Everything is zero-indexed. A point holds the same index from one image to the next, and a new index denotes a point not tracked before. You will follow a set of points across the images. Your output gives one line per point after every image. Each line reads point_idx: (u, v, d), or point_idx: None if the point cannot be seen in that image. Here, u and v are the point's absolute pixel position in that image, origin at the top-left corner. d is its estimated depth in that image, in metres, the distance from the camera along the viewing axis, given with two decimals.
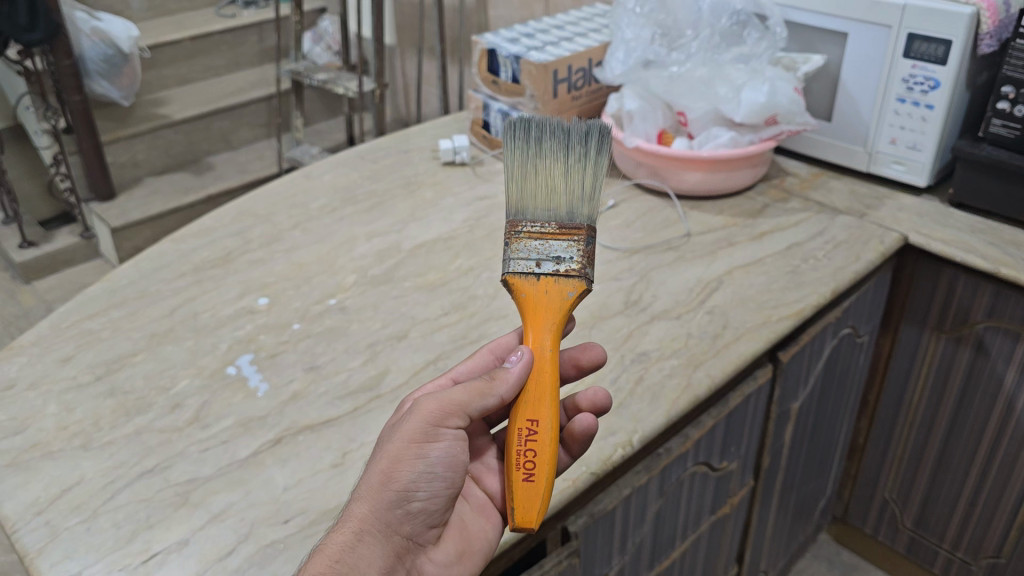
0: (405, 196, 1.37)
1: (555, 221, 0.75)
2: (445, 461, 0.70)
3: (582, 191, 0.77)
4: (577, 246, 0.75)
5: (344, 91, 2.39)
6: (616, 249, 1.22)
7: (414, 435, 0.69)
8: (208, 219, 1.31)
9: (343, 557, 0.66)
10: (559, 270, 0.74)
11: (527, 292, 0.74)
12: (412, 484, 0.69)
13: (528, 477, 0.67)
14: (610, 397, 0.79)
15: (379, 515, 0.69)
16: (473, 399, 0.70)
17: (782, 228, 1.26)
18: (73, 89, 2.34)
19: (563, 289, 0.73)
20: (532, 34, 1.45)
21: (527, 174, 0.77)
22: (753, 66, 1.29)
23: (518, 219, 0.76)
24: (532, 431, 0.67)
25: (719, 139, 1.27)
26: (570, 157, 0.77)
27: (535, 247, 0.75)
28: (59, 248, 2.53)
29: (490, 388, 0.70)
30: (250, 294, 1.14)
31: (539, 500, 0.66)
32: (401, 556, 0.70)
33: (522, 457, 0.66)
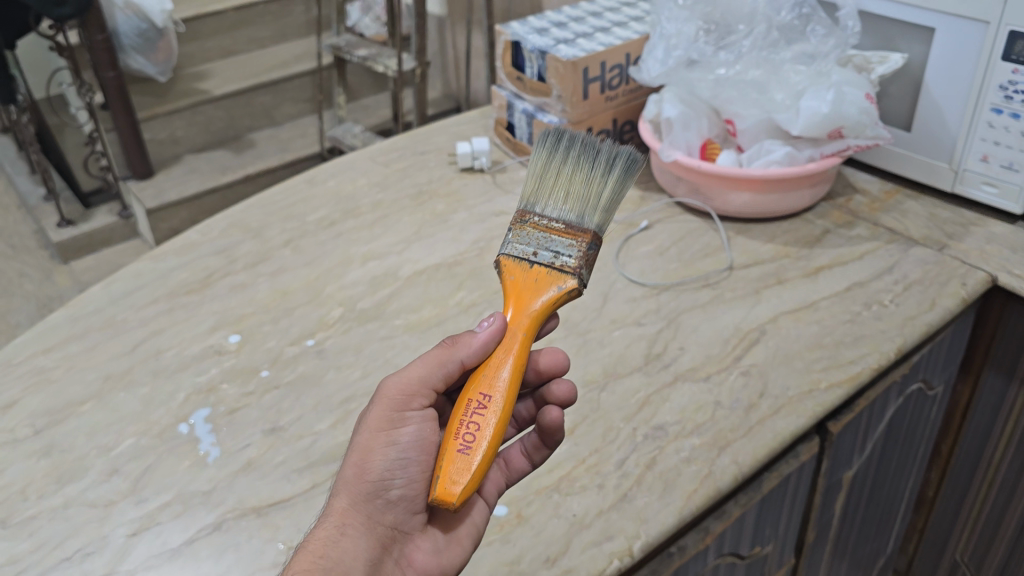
0: (414, 210, 1.21)
1: (563, 219, 0.71)
2: (417, 445, 0.66)
3: (599, 202, 0.73)
4: (577, 247, 0.70)
5: (384, 69, 2.23)
6: (644, 284, 1.05)
7: (380, 422, 0.66)
8: (195, 232, 1.19)
9: (327, 552, 0.62)
10: (554, 263, 0.69)
11: (514, 276, 0.69)
12: (387, 472, 0.65)
13: (464, 447, 0.59)
14: (575, 393, 0.74)
15: (359, 508, 0.65)
16: (432, 373, 0.67)
17: (843, 262, 1.07)
18: (107, 65, 2.24)
19: (551, 280, 0.69)
20: (565, 23, 1.27)
21: (548, 179, 0.74)
22: (818, 68, 1.08)
23: (529, 209, 0.73)
24: (482, 403, 0.61)
25: (773, 154, 1.09)
26: (595, 171, 0.74)
27: (537, 237, 0.71)
28: (97, 228, 2.45)
29: (449, 357, 0.67)
30: (222, 328, 1.02)
31: (469, 473, 0.58)
32: (389, 547, 0.66)
33: (464, 424, 0.60)
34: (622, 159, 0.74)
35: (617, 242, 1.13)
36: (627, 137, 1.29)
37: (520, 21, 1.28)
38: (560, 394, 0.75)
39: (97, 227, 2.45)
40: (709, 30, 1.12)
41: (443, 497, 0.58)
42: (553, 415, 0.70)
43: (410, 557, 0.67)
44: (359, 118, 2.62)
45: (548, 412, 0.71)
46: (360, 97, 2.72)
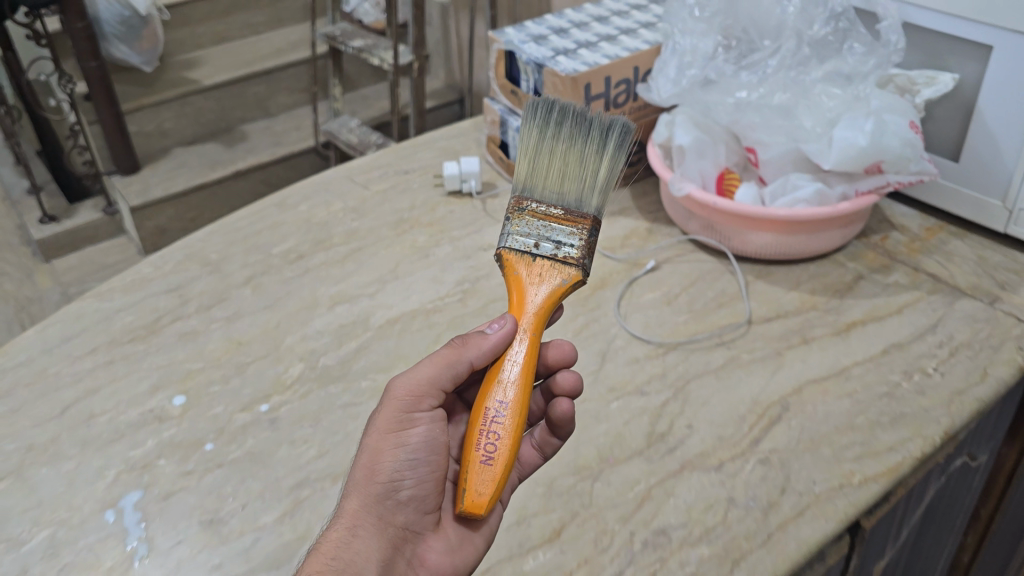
0: (393, 242, 1.08)
1: (561, 206, 0.66)
2: (427, 445, 0.62)
3: (598, 181, 0.66)
4: (580, 236, 0.65)
5: (380, 62, 2.07)
6: (648, 341, 0.91)
7: (389, 423, 0.62)
8: (147, 266, 1.05)
9: (338, 554, 0.58)
10: (557, 254, 0.63)
11: (519, 269, 0.64)
12: (396, 473, 0.61)
13: (487, 459, 0.56)
14: (577, 386, 0.69)
15: (370, 510, 0.61)
16: (442, 372, 0.63)
17: (878, 317, 0.94)
18: (88, 54, 2.07)
19: (558, 272, 0.63)
20: (566, 30, 1.12)
21: (541, 160, 0.67)
22: (856, 91, 0.94)
23: (524, 197, 0.67)
24: (501, 410, 0.57)
25: (802, 190, 0.94)
26: (589, 146, 0.67)
27: (536, 226, 0.65)
28: (80, 225, 2.31)
29: (458, 359, 0.63)
30: (166, 388, 0.89)
31: (494, 482, 0.56)
32: (403, 549, 0.61)
33: (485, 434, 0.56)
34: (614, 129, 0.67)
35: (620, 286, 0.99)
36: (634, 159, 1.15)
37: (516, 27, 1.14)
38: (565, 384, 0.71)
39: (80, 224, 2.31)
40: (729, 46, 0.99)
41: (471, 507, 0.56)
42: (564, 408, 0.68)
43: (425, 559, 0.62)
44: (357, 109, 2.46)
45: (560, 404, 0.68)
46: (359, 86, 2.56)
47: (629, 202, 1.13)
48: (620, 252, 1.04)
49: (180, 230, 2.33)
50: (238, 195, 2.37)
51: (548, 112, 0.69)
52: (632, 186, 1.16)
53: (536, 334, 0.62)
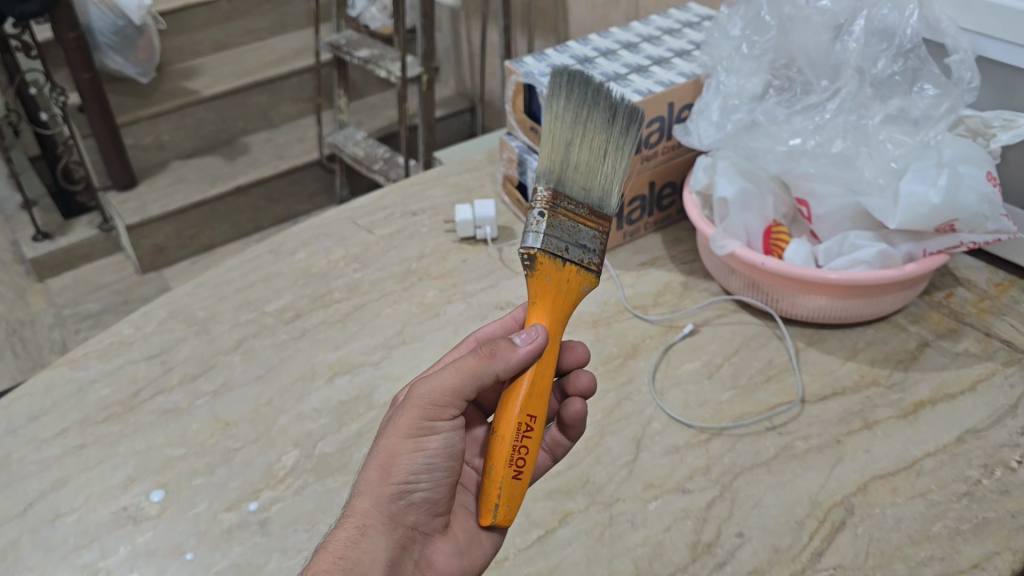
0: (399, 299, 0.97)
1: (586, 203, 0.62)
2: (445, 453, 0.60)
3: (615, 181, 0.63)
4: (600, 240, 0.61)
5: (386, 75, 1.94)
6: (688, 426, 0.80)
7: (407, 426, 0.59)
8: (126, 327, 0.95)
9: (347, 553, 0.56)
10: (584, 261, 0.60)
11: (550, 275, 0.59)
12: (412, 475, 0.59)
13: (517, 474, 0.57)
14: (594, 384, 0.70)
15: (381, 510, 0.59)
16: (467, 384, 0.59)
17: (948, 394, 0.82)
18: (81, 65, 1.94)
19: (583, 278, 0.60)
20: (592, 59, 1.01)
21: (573, 148, 0.62)
22: (927, 137, 0.82)
23: (556, 188, 0.60)
24: (530, 427, 0.57)
25: (862, 250, 0.83)
26: (612, 142, 0.64)
27: (566, 228, 0.60)
28: (75, 243, 2.19)
29: (484, 371, 0.58)
30: (142, 480, 0.78)
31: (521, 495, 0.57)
32: (409, 549, 0.60)
33: (516, 454, 0.56)
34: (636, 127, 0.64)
35: (654, 355, 0.88)
36: (666, 203, 1.04)
37: (535, 57, 1.02)
38: (580, 385, 0.71)
39: (75, 242, 2.18)
40: (782, 88, 0.90)
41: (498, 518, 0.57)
42: (577, 408, 0.68)
43: (430, 558, 0.62)
44: (363, 119, 2.34)
45: (572, 405, 0.69)
46: (365, 95, 2.45)
47: (661, 250, 1.02)
48: (653, 313, 0.93)
49: (179, 247, 2.22)
50: (240, 210, 2.26)
51: (580, 94, 0.63)
52: (664, 231, 1.05)
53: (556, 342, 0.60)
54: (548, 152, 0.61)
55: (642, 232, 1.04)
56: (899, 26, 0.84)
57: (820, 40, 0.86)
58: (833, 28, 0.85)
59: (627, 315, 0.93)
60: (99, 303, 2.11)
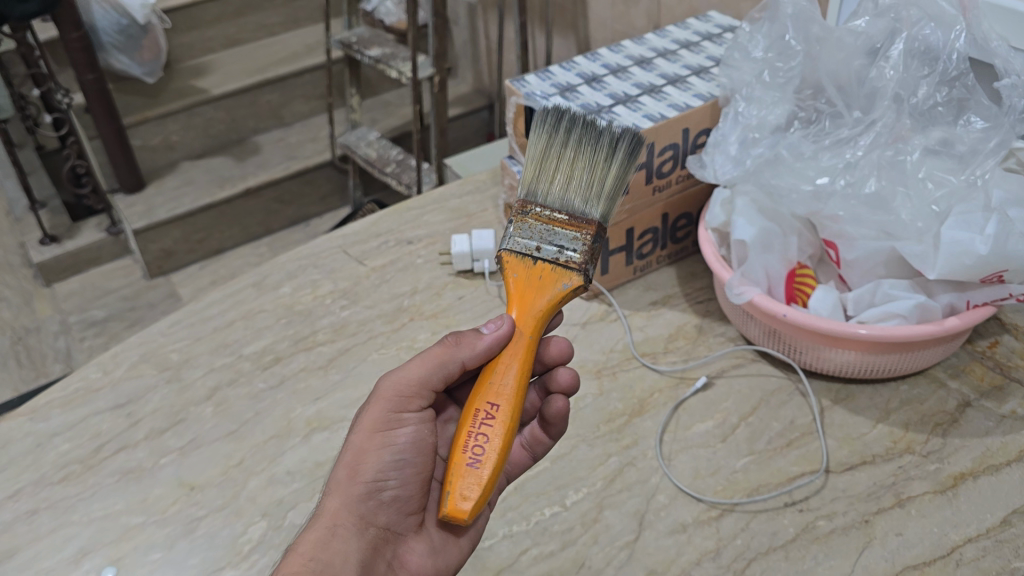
0: (387, 343, 0.89)
1: (566, 211, 0.61)
2: (413, 448, 0.60)
3: (603, 190, 0.62)
4: (584, 242, 0.60)
5: (397, 75, 1.85)
6: (699, 500, 0.72)
7: (374, 421, 0.60)
8: (94, 371, 0.90)
9: (317, 553, 0.54)
10: (559, 258, 0.59)
11: (517, 272, 0.60)
12: (381, 473, 0.59)
13: (475, 459, 0.52)
14: (575, 379, 0.65)
15: (352, 509, 0.58)
16: (433, 372, 0.61)
17: (993, 466, 0.73)
18: (84, 66, 1.86)
19: (556, 274, 0.59)
20: (600, 78, 0.92)
21: (549, 166, 0.63)
22: (974, 176, 0.71)
23: (528, 200, 0.62)
24: (490, 411, 0.54)
25: (897, 302, 0.74)
26: (596, 154, 0.63)
27: (539, 230, 0.61)
28: (83, 246, 2.13)
29: (449, 362, 0.61)
30: (95, 555, 0.72)
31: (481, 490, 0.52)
32: (382, 550, 0.58)
33: (471, 435, 0.53)
34: (623, 139, 0.63)
35: (663, 414, 0.80)
36: (681, 234, 0.95)
37: (538, 75, 0.93)
38: (563, 382, 0.66)
39: (82, 245, 2.13)
40: (808, 120, 0.81)
41: (451, 512, 0.52)
42: (558, 406, 0.64)
43: (406, 560, 0.59)
44: (377, 118, 2.26)
45: (554, 403, 0.64)
46: (379, 92, 2.37)
47: (675, 287, 0.94)
48: (663, 361, 0.85)
49: (187, 251, 2.17)
50: (249, 213, 2.20)
51: (556, 117, 0.64)
52: (679, 264, 0.97)
53: (532, 339, 0.59)
54: (528, 174, 0.64)
55: (654, 266, 0.95)
56: (941, 48, 0.75)
57: (851, 64, 0.78)
58: (867, 53, 0.78)
59: (635, 363, 0.85)
60: (105, 309, 2.06)
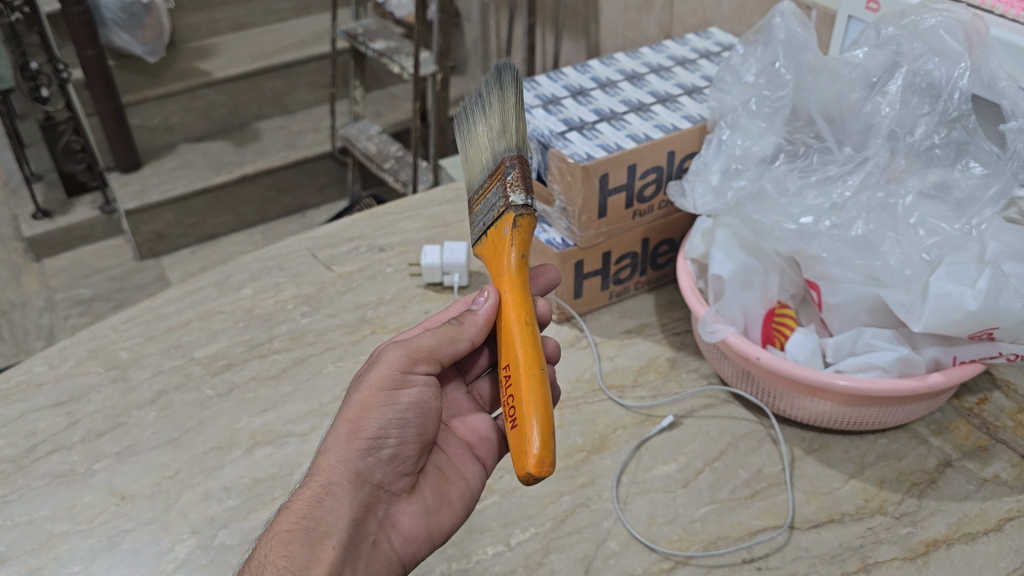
0: (344, 356, 0.85)
1: (488, 175, 0.57)
2: (418, 408, 0.57)
3: (503, 129, 0.56)
4: (502, 187, 0.54)
5: (399, 71, 1.81)
6: (651, 550, 0.67)
7: (381, 378, 0.56)
8: (39, 366, 0.85)
9: (310, 512, 0.53)
10: (495, 216, 0.54)
11: (487, 252, 0.56)
12: (381, 431, 0.55)
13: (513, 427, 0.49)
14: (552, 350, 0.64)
15: (348, 466, 0.55)
16: (444, 345, 0.57)
17: (968, 534, 0.68)
18: (84, 42, 1.82)
19: (500, 223, 0.54)
20: (587, 92, 0.88)
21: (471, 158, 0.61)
22: (969, 225, 0.66)
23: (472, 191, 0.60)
24: (508, 375, 0.50)
25: (877, 352, 0.69)
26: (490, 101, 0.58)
27: (482, 208, 0.57)
28: (74, 223, 2.09)
29: (460, 330, 0.58)
30: (14, 561, 0.68)
31: (520, 444, 0.47)
32: (374, 510, 0.56)
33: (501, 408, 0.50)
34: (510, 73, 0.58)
35: (623, 452, 0.76)
36: (662, 260, 0.92)
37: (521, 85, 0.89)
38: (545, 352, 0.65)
39: (74, 222, 2.09)
40: (795, 154, 0.77)
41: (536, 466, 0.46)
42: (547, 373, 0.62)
43: (398, 522, 0.57)
44: (381, 111, 2.22)
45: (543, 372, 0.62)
46: (385, 85, 2.33)
47: (651, 316, 0.90)
48: (630, 396, 0.81)
49: (179, 234, 2.13)
50: (245, 199, 2.16)
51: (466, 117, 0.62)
52: (657, 292, 0.93)
53: (515, 285, 0.53)
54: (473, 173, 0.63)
55: (631, 291, 0.92)
56: (944, 85, 0.70)
57: (845, 97, 0.74)
58: (864, 86, 0.74)
59: (601, 397, 0.81)
60: (92, 289, 2.02)
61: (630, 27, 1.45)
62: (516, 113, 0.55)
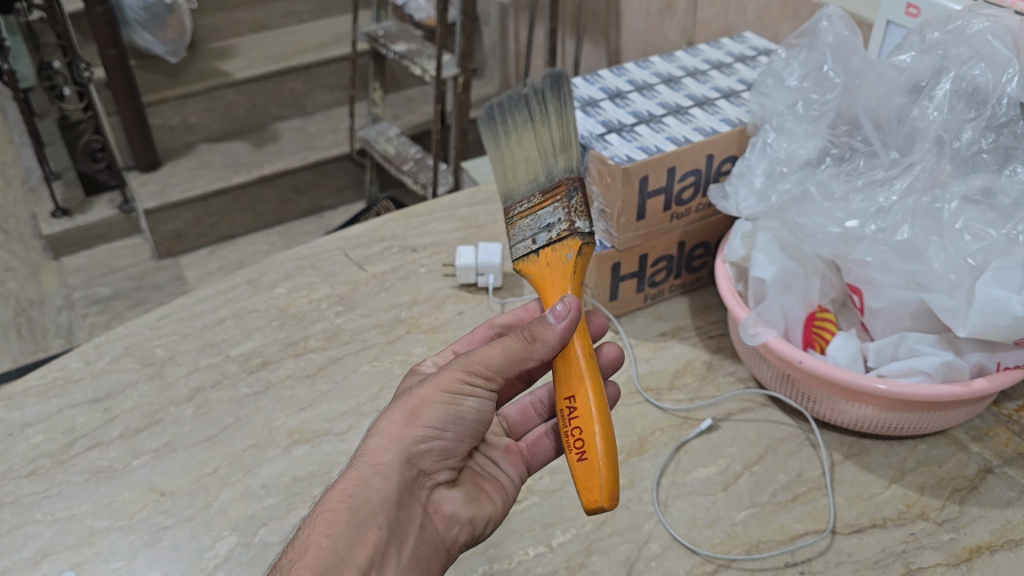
0: (380, 355, 0.85)
1: (536, 192, 0.58)
2: (477, 420, 0.53)
3: (558, 147, 0.57)
4: (563, 206, 0.55)
5: (420, 73, 1.81)
6: (693, 553, 0.67)
7: (447, 382, 0.53)
8: (75, 362, 0.86)
9: (358, 491, 0.49)
10: (551, 237, 0.56)
11: (534, 272, 0.57)
12: (437, 427, 0.52)
13: (580, 454, 0.50)
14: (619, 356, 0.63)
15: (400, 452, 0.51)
16: (510, 365, 0.53)
17: (1012, 541, 0.67)
18: (107, 41, 1.81)
19: (560, 249, 0.56)
20: (624, 94, 0.88)
21: (506, 159, 0.61)
22: (1015, 230, 0.66)
23: (510, 203, 0.61)
24: (572, 405, 0.52)
25: (921, 358, 0.69)
26: (534, 112, 0.58)
27: (524, 227, 0.58)
28: (93, 222, 2.09)
29: (530, 353, 0.53)
30: (55, 556, 0.68)
31: (600, 472, 0.48)
32: (419, 494, 0.52)
33: (569, 436, 0.51)
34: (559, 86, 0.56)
35: (662, 454, 0.76)
36: (697, 264, 0.92)
37: None
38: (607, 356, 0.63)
39: (93, 220, 2.09)
40: (841, 158, 0.76)
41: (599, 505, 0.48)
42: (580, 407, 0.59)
43: (442, 505, 0.53)
44: (399, 113, 2.23)
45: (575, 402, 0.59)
46: (404, 87, 2.34)
47: (685, 319, 0.90)
48: (667, 399, 0.81)
49: (198, 234, 2.13)
50: (262, 200, 2.16)
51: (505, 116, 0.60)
52: (690, 296, 0.93)
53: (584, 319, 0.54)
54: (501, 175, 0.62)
55: (665, 295, 0.92)
56: (990, 91, 0.70)
57: (891, 101, 0.74)
58: (910, 91, 0.74)
59: (638, 399, 0.81)
60: (111, 287, 2.02)
61: (652, 32, 1.44)
62: (565, 132, 0.56)
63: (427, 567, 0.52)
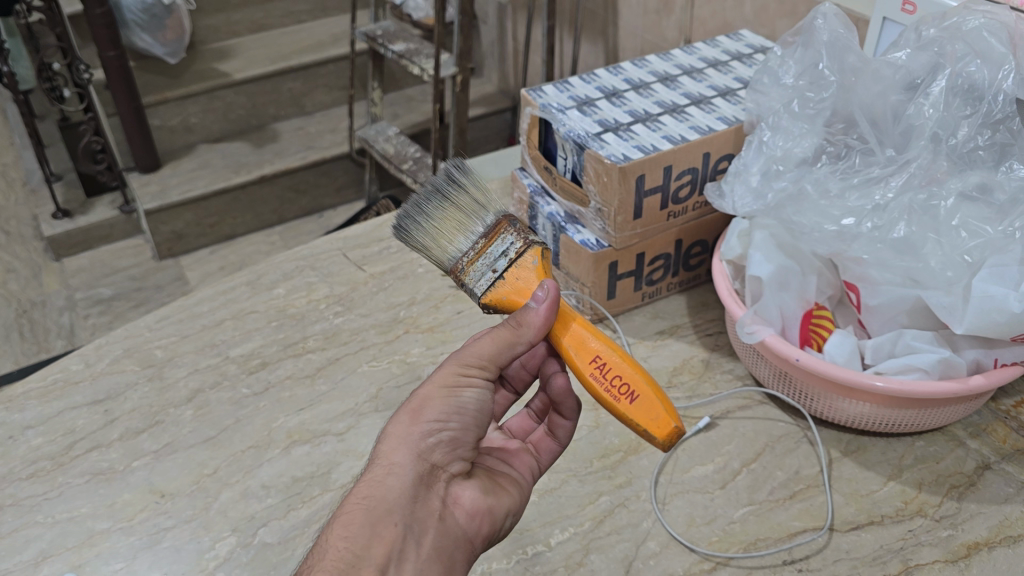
0: (379, 355, 0.85)
1: (480, 236, 0.57)
2: (477, 408, 0.53)
3: (480, 200, 0.58)
4: (512, 230, 0.56)
5: (418, 72, 1.81)
6: (691, 551, 0.67)
7: (442, 377, 0.54)
8: (75, 364, 0.86)
9: (371, 492, 0.49)
10: (512, 257, 0.55)
11: (505, 295, 0.56)
12: (439, 420, 0.52)
13: (631, 397, 0.51)
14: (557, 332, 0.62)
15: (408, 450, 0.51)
16: (501, 351, 0.54)
17: (1010, 537, 0.67)
18: (106, 43, 1.82)
19: (524, 264, 0.56)
20: (621, 93, 0.88)
21: (433, 238, 0.59)
22: (1011, 227, 0.66)
23: (454, 261, 0.58)
24: (601, 363, 0.53)
25: (917, 355, 0.69)
26: (447, 188, 0.59)
27: (481, 265, 0.56)
28: (94, 223, 2.09)
29: (519, 335, 0.54)
30: (56, 558, 0.68)
31: (660, 402, 0.51)
32: (435, 490, 0.51)
33: (611, 387, 0.52)
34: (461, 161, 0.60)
35: (660, 453, 0.76)
36: (695, 262, 0.92)
37: (555, 86, 0.89)
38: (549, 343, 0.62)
39: (94, 222, 2.09)
40: (837, 156, 0.76)
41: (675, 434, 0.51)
42: (560, 383, 0.60)
43: (459, 498, 0.52)
44: (398, 112, 2.23)
45: (555, 380, 0.60)
46: (403, 86, 2.34)
47: (683, 317, 0.91)
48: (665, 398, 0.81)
49: (199, 235, 2.14)
50: (263, 200, 2.17)
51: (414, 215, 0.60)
52: (688, 295, 0.93)
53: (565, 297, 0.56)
54: (434, 260, 0.59)
55: (663, 293, 0.92)
56: (986, 87, 0.70)
57: (887, 98, 0.74)
58: (905, 88, 0.74)
59: None
60: (112, 288, 2.02)
61: (650, 29, 1.44)
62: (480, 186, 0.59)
63: (453, 561, 0.51)
